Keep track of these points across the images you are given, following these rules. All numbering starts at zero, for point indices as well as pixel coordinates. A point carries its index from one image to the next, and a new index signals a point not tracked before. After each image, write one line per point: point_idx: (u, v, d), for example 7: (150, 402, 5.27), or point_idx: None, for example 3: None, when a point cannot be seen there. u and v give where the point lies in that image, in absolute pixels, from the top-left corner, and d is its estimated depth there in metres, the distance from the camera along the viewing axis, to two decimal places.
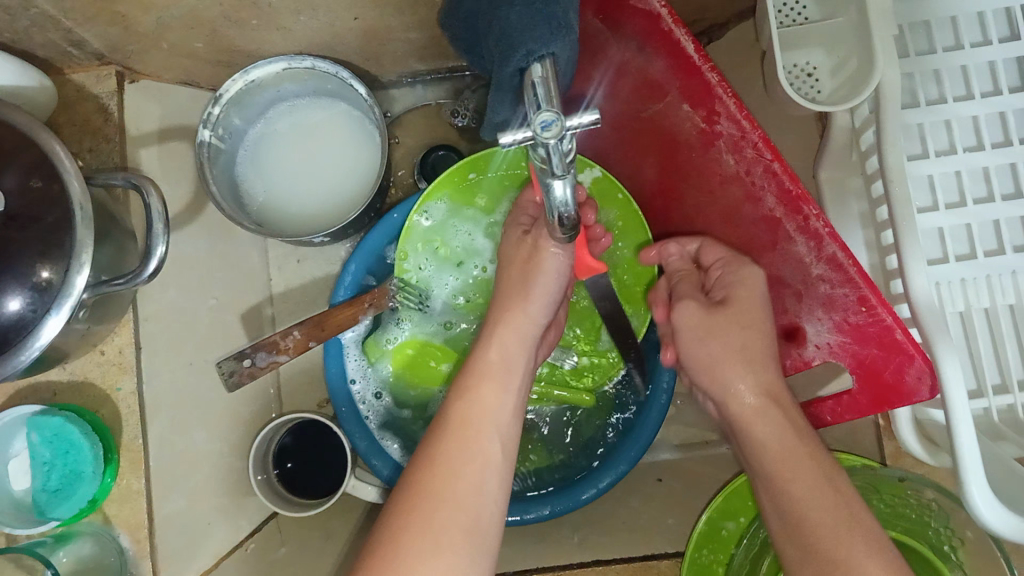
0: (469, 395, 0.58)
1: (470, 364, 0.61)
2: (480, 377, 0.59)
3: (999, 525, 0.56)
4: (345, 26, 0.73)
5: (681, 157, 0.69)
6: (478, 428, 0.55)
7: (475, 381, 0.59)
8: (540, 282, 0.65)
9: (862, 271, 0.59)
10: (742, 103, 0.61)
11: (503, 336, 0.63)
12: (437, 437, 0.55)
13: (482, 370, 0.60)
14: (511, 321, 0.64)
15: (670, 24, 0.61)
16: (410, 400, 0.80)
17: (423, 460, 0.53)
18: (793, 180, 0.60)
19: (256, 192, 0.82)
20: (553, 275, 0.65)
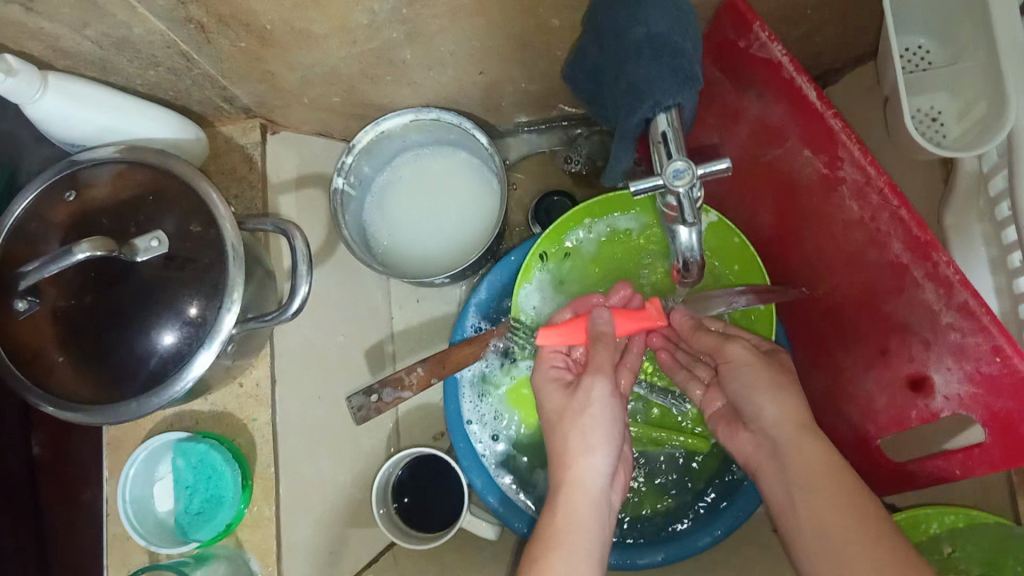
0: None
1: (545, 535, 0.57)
2: (554, 554, 0.55)
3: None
4: (470, 80, 0.78)
5: (800, 200, 0.69)
6: None
7: (547, 555, 0.55)
8: (590, 432, 0.60)
9: (995, 319, 0.57)
10: (867, 148, 0.61)
11: (570, 495, 0.59)
12: None
13: (553, 543, 0.56)
14: (577, 476, 0.59)
15: (792, 72, 0.62)
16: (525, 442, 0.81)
17: None
18: (920, 226, 0.59)
19: (381, 236, 0.87)
20: (601, 417, 0.61)
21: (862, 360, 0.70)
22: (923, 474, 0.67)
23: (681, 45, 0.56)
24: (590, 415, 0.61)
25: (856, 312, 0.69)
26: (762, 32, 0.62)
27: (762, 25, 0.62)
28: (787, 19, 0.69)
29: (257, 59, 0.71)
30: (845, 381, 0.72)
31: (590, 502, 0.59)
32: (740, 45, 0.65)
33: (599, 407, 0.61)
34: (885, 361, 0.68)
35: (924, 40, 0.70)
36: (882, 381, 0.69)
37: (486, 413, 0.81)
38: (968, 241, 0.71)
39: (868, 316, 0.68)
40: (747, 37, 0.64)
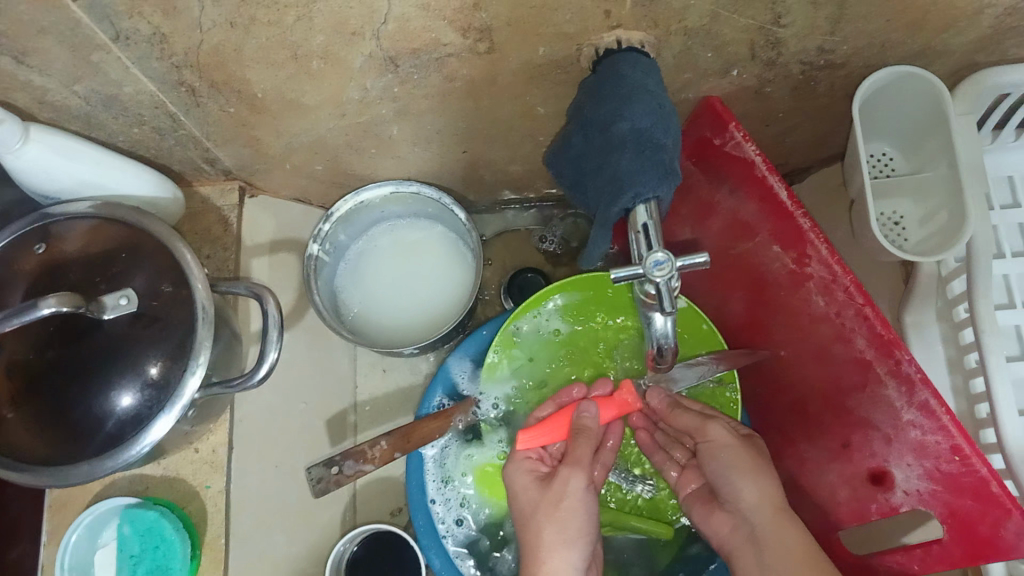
0: None
1: None
2: None
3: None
4: (453, 157, 0.79)
5: (769, 293, 0.71)
6: None
7: None
8: (565, 526, 0.63)
9: (954, 419, 0.59)
10: (834, 248, 0.63)
11: None
12: None
13: None
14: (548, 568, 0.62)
15: (764, 171, 0.65)
16: (492, 525, 0.79)
17: None
18: (885, 325, 0.61)
19: (352, 304, 0.86)
20: (576, 512, 0.64)
21: (825, 453, 0.71)
22: (882, 569, 0.66)
23: (662, 142, 0.58)
24: (565, 510, 0.64)
25: (820, 405, 0.70)
26: (737, 132, 0.65)
27: (737, 125, 0.65)
28: (760, 119, 0.73)
29: (244, 124, 0.72)
30: (808, 472, 0.73)
31: None
32: (716, 143, 0.68)
33: (570, 501, 0.64)
34: (847, 454, 0.69)
35: (889, 148, 0.75)
36: (843, 474, 0.70)
37: (452, 496, 0.79)
38: (927, 340, 0.73)
39: (833, 410, 0.69)
40: (722, 135, 0.67)
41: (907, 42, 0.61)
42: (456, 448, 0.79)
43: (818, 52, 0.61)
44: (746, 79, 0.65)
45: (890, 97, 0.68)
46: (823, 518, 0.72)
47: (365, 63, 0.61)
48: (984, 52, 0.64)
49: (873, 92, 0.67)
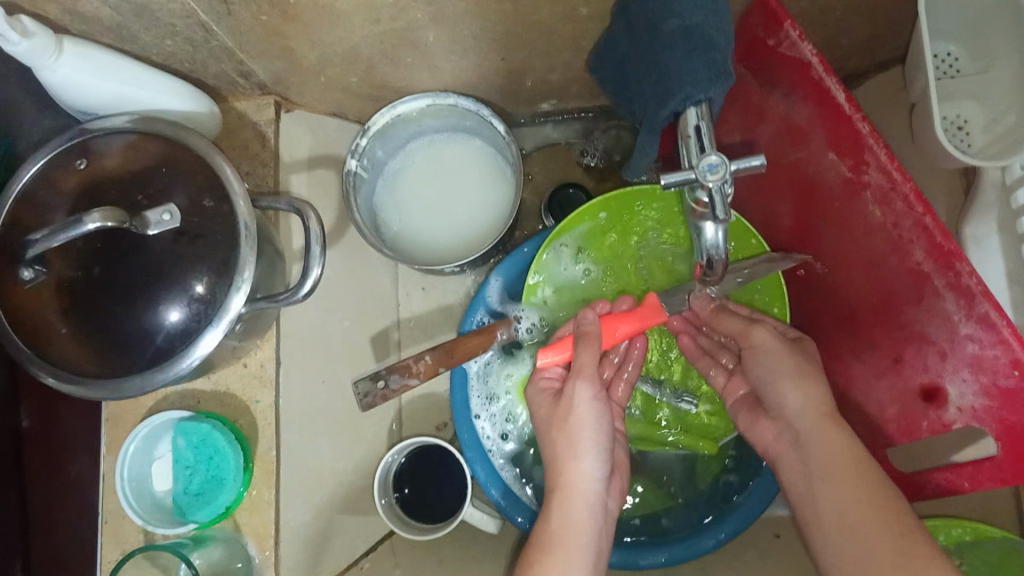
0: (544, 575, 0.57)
1: (544, 541, 0.59)
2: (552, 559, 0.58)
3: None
4: (491, 66, 0.77)
5: (821, 204, 0.68)
6: None
7: (539, 557, 0.58)
8: (578, 440, 0.63)
9: (1016, 332, 0.56)
10: (893, 154, 0.60)
11: (562, 499, 0.62)
12: None
13: (546, 543, 0.59)
14: (569, 478, 0.62)
15: (821, 71, 0.61)
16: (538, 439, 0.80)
17: None
18: (945, 235, 0.58)
19: (392, 221, 0.85)
20: (590, 425, 0.64)
21: (875, 369, 0.70)
22: (932, 483, 0.66)
23: (714, 39, 0.55)
24: (577, 422, 0.64)
25: (871, 319, 0.68)
26: (793, 30, 0.61)
27: (793, 23, 0.61)
28: (817, 20, 0.68)
29: (277, 34, 0.69)
30: (853, 390, 0.73)
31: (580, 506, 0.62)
32: (770, 43, 0.64)
33: (581, 412, 0.64)
34: (898, 369, 0.67)
35: (956, 47, 0.69)
36: (894, 390, 0.69)
37: (498, 413, 0.80)
38: (987, 254, 0.70)
39: (884, 324, 0.67)
40: (777, 34, 0.63)
41: None
42: (500, 363, 0.80)
43: None
44: None
45: None
46: (874, 432, 0.72)
47: None
48: None
49: None
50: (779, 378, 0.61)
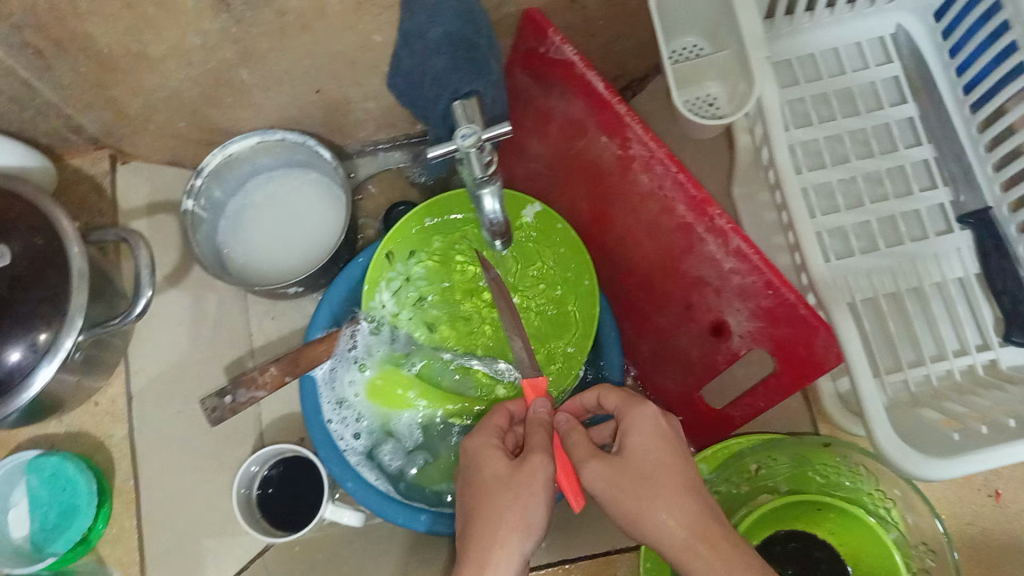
0: None
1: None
2: None
3: (944, 474, 0.62)
4: (309, 99, 0.84)
5: (607, 183, 0.79)
6: None
7: None
8: None
9: (764, 258, 0.66)
10: (648, 127, 0.71)
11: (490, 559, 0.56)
12: None
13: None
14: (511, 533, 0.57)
15: (583, 69, 0.73)
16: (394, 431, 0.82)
17: None
18: (696, 186, 0.69)
19: (237, 256, 0.91)
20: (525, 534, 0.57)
21: (674, 319, 0.80)
22: (738, 412, 0.76)
23: (474, 41, 0.64)
24: None
25: (663, 277, 0.79)
26: (556, 36, 0.72)
27: (555, 31, 0.72)
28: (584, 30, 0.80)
29: (99, 85, 0.75)
30: (665, 340, 0.83)
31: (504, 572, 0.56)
32: (541, 51, 0.75)
33: None
34: (691, 315, 0.78)
35: (693, 38, 0.80)
36: (692, 334, 0.79)
37: (350, 413, 0.82)
38: (756, 209, 0.82)
39: (673, 279, 0.78)
40: (545, 42, 0.74)
41: None
42: (343, 368, 0.82)
43: None
44: None
45: None
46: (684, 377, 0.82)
47: (198, 7, 0.66)
48: None
49: None
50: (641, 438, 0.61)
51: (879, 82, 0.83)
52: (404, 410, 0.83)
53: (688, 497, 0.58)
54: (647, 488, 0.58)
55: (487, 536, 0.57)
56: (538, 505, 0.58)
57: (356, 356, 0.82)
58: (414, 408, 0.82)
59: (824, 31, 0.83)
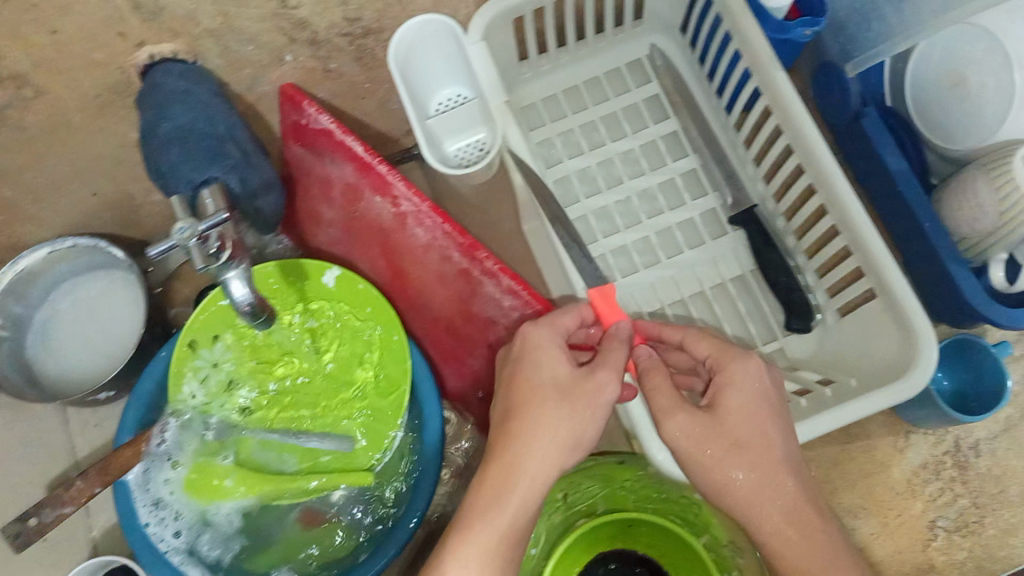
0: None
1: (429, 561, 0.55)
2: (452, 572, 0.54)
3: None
4: (89, 203, 0.84)
5: (392, 240, 0.80)
6: None
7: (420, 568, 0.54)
8: None
9: (532, 292, 0.71)
10: (410, 182, 0.74)
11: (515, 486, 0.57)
12: None
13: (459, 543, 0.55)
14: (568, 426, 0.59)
15: (340, 135, 0.75)
16: (216, 522, 0.81)
17: None
18: (461, 233, 0.73)
19: (50, 369, 0.88)
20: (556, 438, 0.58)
21: (484, 360, 0.81)
22: None
23: (207, 130, 0.66)
24: None
25: (464, 321, 0.80)
26: (311, 107, 0.75)
27: (309, 103, 0.75)
28: (350, 94, 0.83)
29: None
30: (482, 381, 0.84)
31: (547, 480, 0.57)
32: (303, 123, 0.77)
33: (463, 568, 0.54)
34: (494, 352, 0.80)
35: (450, 89, 0.79)
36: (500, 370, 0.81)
37: (171, 514, 0.80)
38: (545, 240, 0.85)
39: (472, 321, 0.79)
40: (304, 114, 0.76)
41: None
42: (156, 468, 0.80)
43: (347, 21, 0.73)
44: (304, 61, 0.75)
45: (418, 56, 0.75)
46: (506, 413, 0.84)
47: None
48: None
49: (405, 59, 0.74)
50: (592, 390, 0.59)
51: (641, 102, 0.86)
52: (223, 499, 0.81)
53: (790, 477, 0.59)
54: (738, 456, 0.58)
55: (507, 458, 0.58)
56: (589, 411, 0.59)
57: (168, 453, 0.81)
58: (235, 496, 0.81)
59: (583, 62, 0.86)
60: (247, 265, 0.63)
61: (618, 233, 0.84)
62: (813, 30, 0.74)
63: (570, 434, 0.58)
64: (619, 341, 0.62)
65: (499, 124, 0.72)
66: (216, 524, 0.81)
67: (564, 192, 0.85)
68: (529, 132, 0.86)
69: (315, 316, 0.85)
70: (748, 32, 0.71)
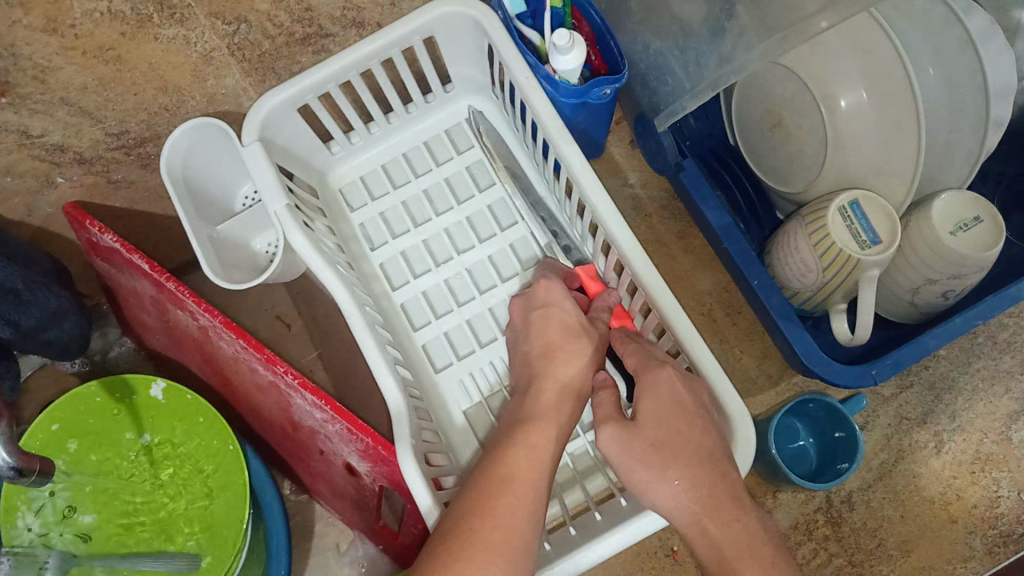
0: (499, 501, 0.49)
1: (494, 483, 0.51)
2: (496, 517, 0.48)
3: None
4: None
5: (209, 351, 0.76)
6: (509, 524, 0.48)
7: (486, 499, 0.49)
8: (501, 530, 0.48)
9: (332, 407, 0.67)
10: (200, 298, 0.71)
11: (534, 445, 0.53)
12: (463, 541, 0.47)
13: (502, 483, 0.50)
14: (553, 399, 0.57)
15: (127, 254, 0.71)
16: None
17: (466, 535, 0.47)
18: (257, 347, 0.69)
19: None
20: (559, 424, 0.55)
21: (321, 464, 0.78)
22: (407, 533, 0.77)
23: None
24: (495, 530, 0.48)
25: (293, 428, 0.76)
26: (92, 227, 0.71)
27: (90, 222, 0.71)
28: (152, 199, 0.79)
29: None
30: (329, 481, 0.79)
31: (546, 469, 0.52)
32: (92, 243, 0.73)
33: (505, 517, 0.48)
34: (327, 458, 0.76)
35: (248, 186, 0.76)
36: (340, 474, 0.76)
37: None
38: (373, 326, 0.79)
39: (299, 429, 0.75)
40: (88, 232, 0.71)
41: (184, 99, 0.68)
42: None
43: (113, 136, 0.68)
44: (81, 179, 0.71)
45: (194, 161, 0.70)
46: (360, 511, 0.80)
47: None
48: (273, 78, 0.71)
49: (183, 165, 0.69)
50: (578, 356, 0.60)
51: (464, 170, 0.81)
52: None
53: (709, 471, 0.53)
54: (658, 455, 0.54)
55: (511, 441, 0.53)
56: (569, 406, 0.57)
57: None
58: None
59: (399, 133, 0.82)
60: (7, 425, 0.58)
61: (453, 313, 0.77)
62: (614, 88, 0.68)
63: (555, 441, 0.54)
64: (588, 340, 0.61)
65: (283, 230, 0.66)
66: None
67: (391, 276, 0.79)
68: (349, 214, 0.80)
69: (148, 432, 0.80)
70: (535, 103, 0.66)
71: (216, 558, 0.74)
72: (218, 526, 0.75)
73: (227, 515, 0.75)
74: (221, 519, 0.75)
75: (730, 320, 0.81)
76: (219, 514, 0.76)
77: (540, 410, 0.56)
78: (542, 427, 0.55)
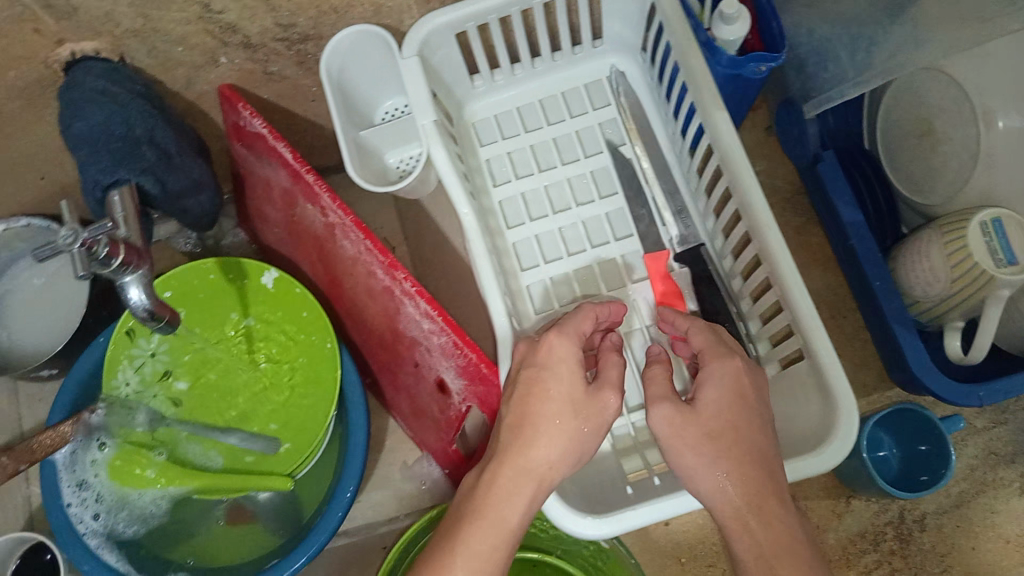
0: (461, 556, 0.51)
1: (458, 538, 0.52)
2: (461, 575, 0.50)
3: (598, 532, 0.58)
4: (37, 185, 0.84)
5: (327, 249, 0.78)
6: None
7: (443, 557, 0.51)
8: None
9: (444, 317, 0.68)
10: (335, 194, 0.72)
11: (508, 493, 0.53)
12: None
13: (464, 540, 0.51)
14: (537, 433, 0.54)
15: (271, 140, 0.73)
16: (134, 506, 0.77)
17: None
18: (382, 250, 0.70)
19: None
20: (542, 456, 0.54)
21: (412, 378, 0.78)
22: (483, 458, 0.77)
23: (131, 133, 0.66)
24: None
25: (392, 337, 0.76)
26: (245, 110, 0.73)
27: (243, 105, 0.73)
28: (299, 97, 0.82)
29: None
30: (413, 396, 0.80)
31: (515, 508, 0.52)
32: (239, 124, 0.75)
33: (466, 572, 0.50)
34: (420, 372, 0.75)
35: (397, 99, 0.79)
36: (427, 391, 0.76)
37: (101, 495, 0.77)
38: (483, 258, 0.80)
39: (398, 338, 0.75)
40: (239, 114, 0.74)
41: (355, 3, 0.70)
42: (84, 448, 0.77)
43: (282, 27, 0.70)
44: (241, 63, 0.74)
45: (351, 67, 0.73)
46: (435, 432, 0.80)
47: None
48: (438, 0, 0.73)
49: (340, 70, 0.72)
50: (570, 385, 0.56)
51: (597, 126, 0.82)
52: (144, 488, 0.77)
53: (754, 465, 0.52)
54: (711, 446, 0.52)
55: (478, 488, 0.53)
56: (561, 428, 0.55)
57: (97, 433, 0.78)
58: (155, 485, 0.76)
59: (541, 78, 0.83)
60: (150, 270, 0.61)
61: (562, 260, 0.79)
62: (770, 66, 0.68)
63: (537, 473, 0.53)
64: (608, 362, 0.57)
65: (426, 144, 0.69)
66: (134, 508, 0.78)
67: (508, 214, 0.80)
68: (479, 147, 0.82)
69: (252, 316, 0.81)
70: (691, 67, 0.66)
71: (293, 446, 0.78)
72: (300, 416, 0.78)
73: (314, 409, 0.78)
74: (306, 411, 0.78)
75: (833, 321, 0.81)
76: (306, 403, 0.78)
77: (529, 431, 0.54)
78: (524, 456, 0.54)
